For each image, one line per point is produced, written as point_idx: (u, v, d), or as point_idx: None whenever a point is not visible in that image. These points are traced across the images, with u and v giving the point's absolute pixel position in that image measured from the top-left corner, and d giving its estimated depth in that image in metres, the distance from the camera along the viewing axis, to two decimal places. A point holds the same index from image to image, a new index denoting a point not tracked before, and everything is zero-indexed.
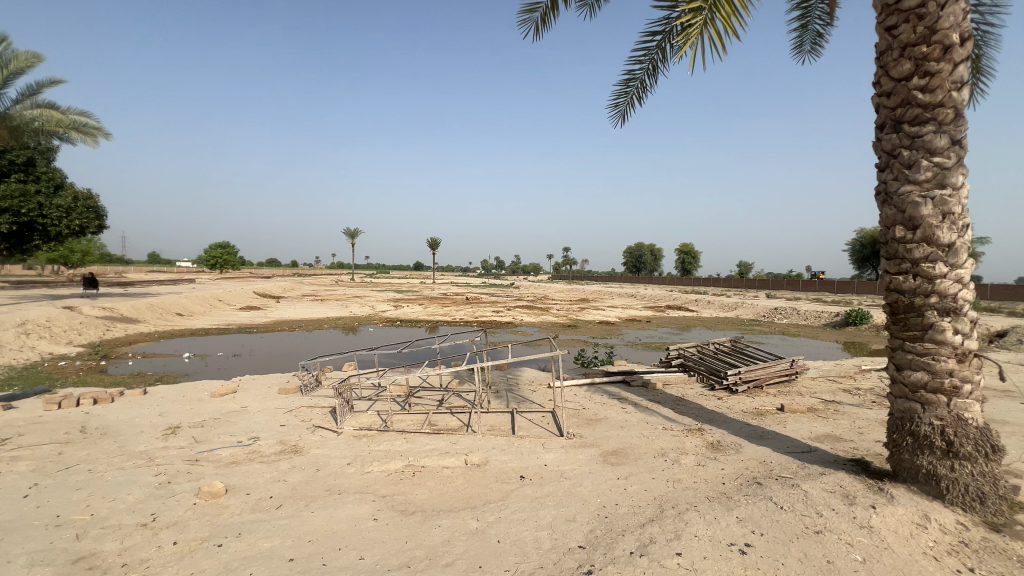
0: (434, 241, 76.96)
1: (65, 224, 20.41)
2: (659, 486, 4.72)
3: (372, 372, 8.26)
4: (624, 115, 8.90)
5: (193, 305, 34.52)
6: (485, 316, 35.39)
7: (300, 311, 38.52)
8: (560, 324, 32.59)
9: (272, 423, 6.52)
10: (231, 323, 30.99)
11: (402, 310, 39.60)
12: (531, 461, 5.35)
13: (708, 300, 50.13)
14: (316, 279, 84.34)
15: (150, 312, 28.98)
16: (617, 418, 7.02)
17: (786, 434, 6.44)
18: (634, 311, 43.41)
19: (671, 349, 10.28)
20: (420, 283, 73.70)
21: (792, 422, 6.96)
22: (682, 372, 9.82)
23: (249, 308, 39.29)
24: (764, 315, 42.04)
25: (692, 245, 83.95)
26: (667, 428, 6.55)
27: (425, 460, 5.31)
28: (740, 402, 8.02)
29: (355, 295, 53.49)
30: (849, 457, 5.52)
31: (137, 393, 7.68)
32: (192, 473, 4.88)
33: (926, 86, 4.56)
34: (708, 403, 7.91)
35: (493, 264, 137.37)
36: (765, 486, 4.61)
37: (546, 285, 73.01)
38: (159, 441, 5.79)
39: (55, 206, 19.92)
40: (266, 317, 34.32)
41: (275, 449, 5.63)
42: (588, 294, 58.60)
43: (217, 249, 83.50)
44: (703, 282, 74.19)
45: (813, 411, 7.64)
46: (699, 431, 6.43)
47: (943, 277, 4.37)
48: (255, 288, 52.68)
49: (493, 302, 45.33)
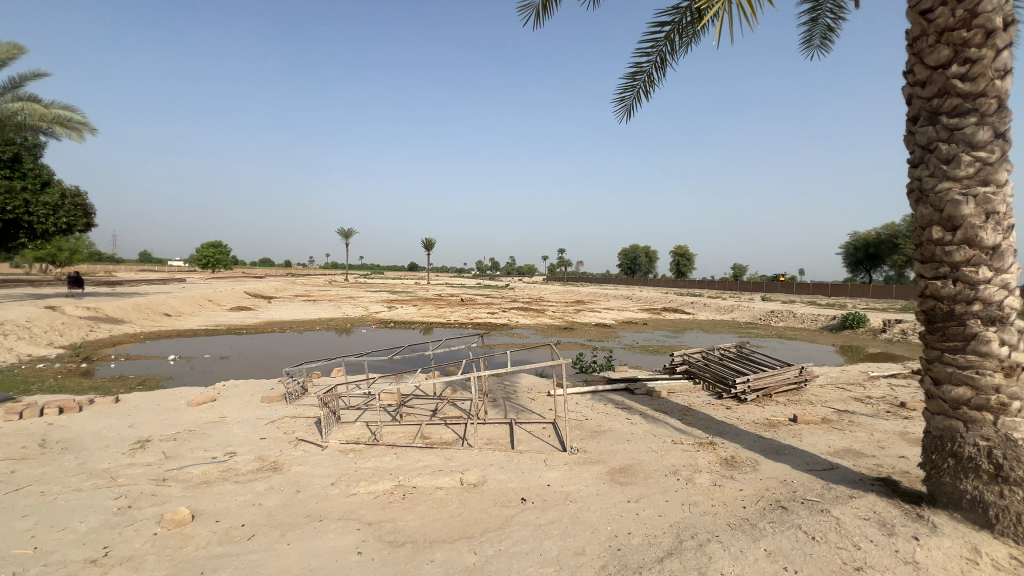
0: (429, 241, 76.35)
1: (52, 222, 19.76)
2: (675, 511, 4.29)
3: (362, 379, 7.79)
4: (630, 110, 8.61)
5: (182, 305, 33.83)
6: (480, 318, 34.92)
7: (291, 312, 37.84)
8: (556, 326, 32.14)
9: (251, 436, 6.04)
10: (220, 323, 30.33)
11: (396, 311, 39.02)
12: (533, 480, 4.91)
13: (703, 302, 49.95)
14: (310, 279, 83.55)
15: (136, 312, 28.27)
16: (623, 430, 6.60)
17: (803, 448, 6.05)
18: (630, 313, 43.06)
19: (675, 355, 9.88)
20: (414, 284, 73.10)
21: (807, 434, 6.56)
22: (687, 379, 9.43)
23: (240, 309, 38.63)
24: (760, 318, 41.85)
25: (686, 247, 83.94)
26: (676, 442, 6.13)
27: (417, 480, 4.86)
28: (750, 412, 7.63)
29: (348, 296, 52.80)
30: (874, 476, 5.13)
31: (109, 402, 7.16)
32: (156, 497, 4.38)
33: (967, 74, 4.16)
34: (717, 413, 7.51)
35: (487, 266, 137.01)
36: (791, 511, 4.20)
37: (541, 286, 72.69)
38: (125, 456, 5.30)
39: (41, 204, 19.29)
40: (257, 318, 33.66)
41: (253, 466, 5.15)
42: (583, 295, 58.22)
43: (209, 248, 82.46)
44: (697, 284, 74.12)
45: (828, 421, 7.25)
46: (711, 445, 6.03)
47: (988, 283, 3.98)
48: (246, 288, 51.94)
49: (488, 303, 44.82)
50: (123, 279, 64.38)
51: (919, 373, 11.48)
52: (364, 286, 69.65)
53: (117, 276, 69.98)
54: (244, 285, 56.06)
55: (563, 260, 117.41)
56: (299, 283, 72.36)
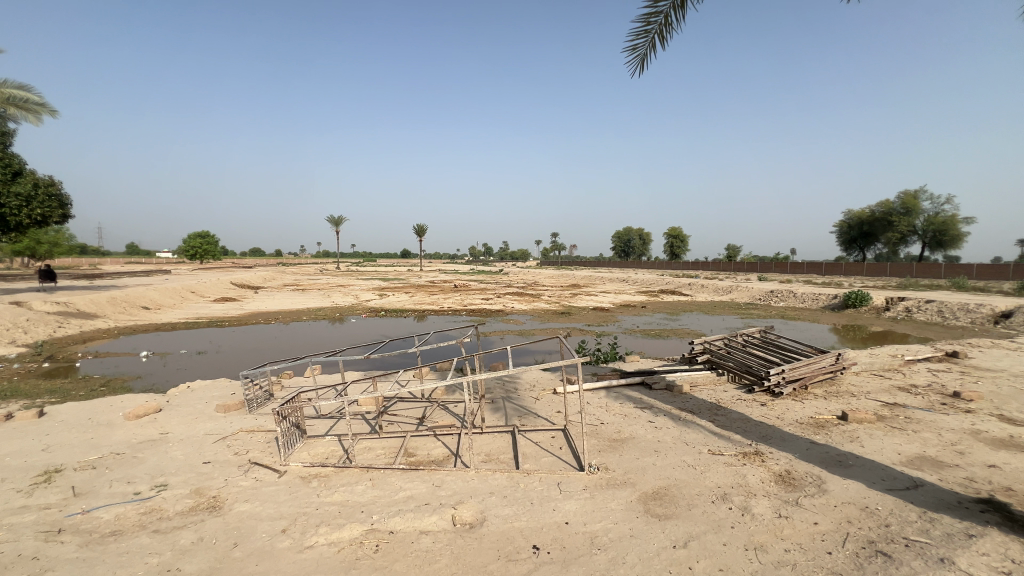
0: (420, 227, 74.63)
1: (26, 213, 18.07)
2: (740, 562, 3.21)
3: (337, 384, 6.62)
4: (643, 62, 7.25)
5: (162, 298, 32.32)
6: (474, 304, 33.76)
7: (278, 302, 36.41)
8: (553, 311, 31.09)
9: (193, 460, 4.87)
10: (202, 316, 28.92)
11: (387, 299, 37.72)
12: (546, 516, 3.80)
13: (701, 283, 49.06)
14: (300, 268, 81.85)
15: (111, 307, 26.76)
16: (647, 438, 5.52)
17: (869, 457, 4.99)
18: (626, 297, 42.08)
19: (695, 343, 8.79)
20: (406, 271, 71.61)
21: (868, 438, 5.49)
22: (709, 370, 8.36)
23: (225, 300, 37.15)
24: (759, 298, 41.03)
25: (680, 229, 82.91)
26: (715, 453, 5.06)
27: (396, 520, 3.74)
28: (789, 409, 6.59)
29: (338, 284, 51.33)
30: (974, 497, 4.08)
31: (29, 417, 5.96)
32: (35, 562, 3.20)
33: None
34: (752, 412, 6.45)
35: (480, 252, 135.74)
36: (896, 560, 3.13)
37: (536, 271, 71.50)
38: (18, 495, 4.12)
39: (12, 193, 17.63)
40: (242, 309, 32.24)
41: (184, 506, 3.98)
42: (579, 279, 57.15)
43: (197, 238, 80.50)
44: (692, 266, 73.30)
45: (883, 419, 6.21)
46: (758, 457, 4.96)
47: None
48: (233, 278, 50.33)
49: (482, 289, 43.62)
50: (104, 272, 62.19)
51: (955, 356, 10.49)
52: (356, 274, 68.06)
53: (100, 269, 68.04)
54: (230, 275, 54.40)
55: (556, 243, 116.24)
56: (288, 272, 70.54)
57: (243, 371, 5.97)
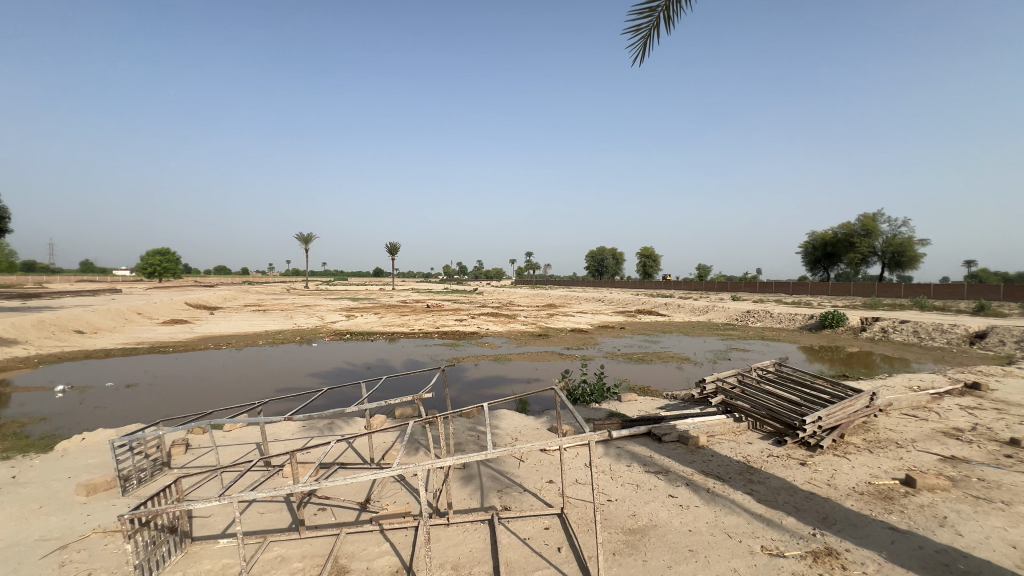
0: (392, 246, 72.52)
1: None
2: None
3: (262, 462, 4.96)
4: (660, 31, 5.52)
5: (100, 320, 29.29)
6: (447, 326, 31.97)
7: (234, 324, 33.67)
8: (530, 333, 29.65)
9: None
10: (144, 340, 26.18)
11: (354, 321, 35.51)
12: None
13: (677, 303, 48.64)
14: (264, 287, 78.11)
15: (37, 332, 23.83)
16: (674, 528, 4.08)
17: (979, 553, 3.67)
18: (604, 317, 41.02)
19: (706, 381, 7.45)
20: (377, 290, 69.14)
21: (959, 520, 4.17)
22: (726, 414, 7.01)
23: (174, 322, 34.12)
24: (736, 319, 40.68)
25: (653, 248, 83.51)
26: (775, 557, 3.65)
27: None
28: (837, 470, 5.27)
29: (303, 305, 48.58)
30: None
31: None
32: None
33: None
34: (794, 476, 5.11)
35: (455, 271, 133.93)
36: None
37: (511, 290, 70.08)
38: None
39: None
40: (192, 332, 29.52)
41: None
42: (554, 299, 56.08)
43: (156, 255, 76.31)
44: (666, 285, 73.46)
45: (954, 484, 4.96)
46: (834, 561, 3.57)
47: None
48: (188, 297, 46.99)
49: (456, 309, 41.82)
50: (45, 290, 57.43)
51: (977, 389, 9.50)
52: (323, 293, 65.22)
53: (43, 287, 62.61)
54: (186, 295, 50.91)
55: (530, 263, 115.64)
56: (251, 291, 66.95)
57: (113, 438, 4.28)
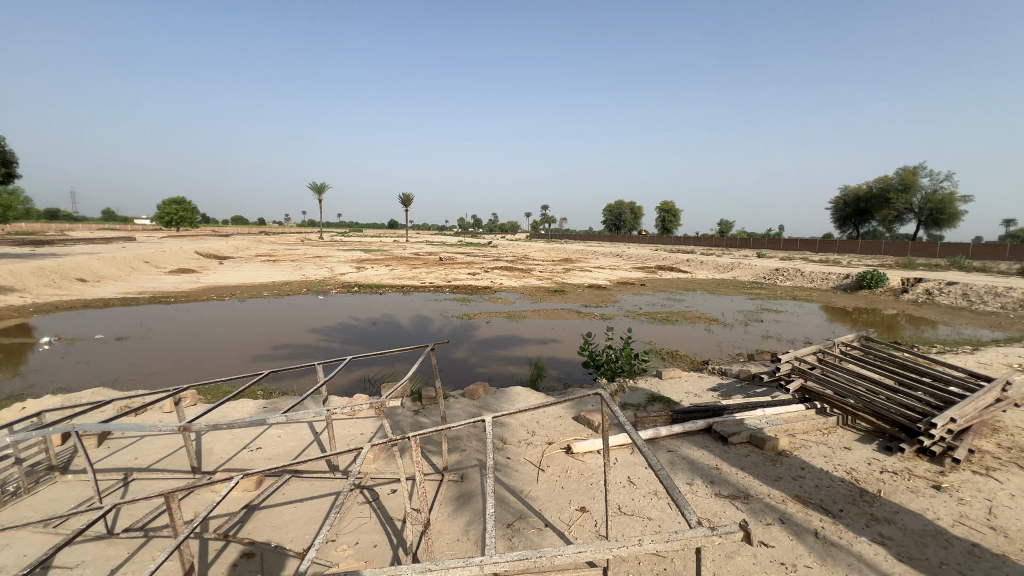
0: (406, 196, 70.29)
1: None
2: None
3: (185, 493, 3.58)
4: None
5: (105, 268, 28.51)
6: (459, 279, 30.51)
7: (241, 275, 32.70)
8: (545, 288, 28.08)
9: None
10: (146, 289, 25.32)
11: (364, 272, 34.29)
12: None
13: (699, 259, 46.25)
14: (279, 237, 77.26)
15: (36, 279, 23.04)
16: None
17: None
18: (623, 273, 39.02)
19: (784, 359, 5.74)
20: (391, 242, 67.57)
21: None
22: (812, 408, 5.34)
23: (182, 271, 33.28)
24: (764, 277, 38.36)
25: (673, 202, 79.68)
26: None
27: None
28: (991, 502, 3.70)
29: (314, 255, 47.41)
30: None
31: None
32: None
33: None
34: (932, 511, 3.55)
35: (469, 224, 131.61)
36: None
37: (526, 244, 68.01)
38: None
39: None
40: (198, 282, 28.65)
41: None
42: (572, 254, 54.12)
43: (172, 204, 75.78)
44: (687, 241, 70.52)
45: None
46: None
47: None
48: (199, 246, 46.22)
49: (469, 263, 40.24)
50: (60, 237, 57.03)
51: None
52: (336, 244, 64.09)
53: (64, 235, 62.84)
54: (198, 244, 50.25)
55: (546, 217, 112.36)
56: (264, 241, 66.23)
57: None
